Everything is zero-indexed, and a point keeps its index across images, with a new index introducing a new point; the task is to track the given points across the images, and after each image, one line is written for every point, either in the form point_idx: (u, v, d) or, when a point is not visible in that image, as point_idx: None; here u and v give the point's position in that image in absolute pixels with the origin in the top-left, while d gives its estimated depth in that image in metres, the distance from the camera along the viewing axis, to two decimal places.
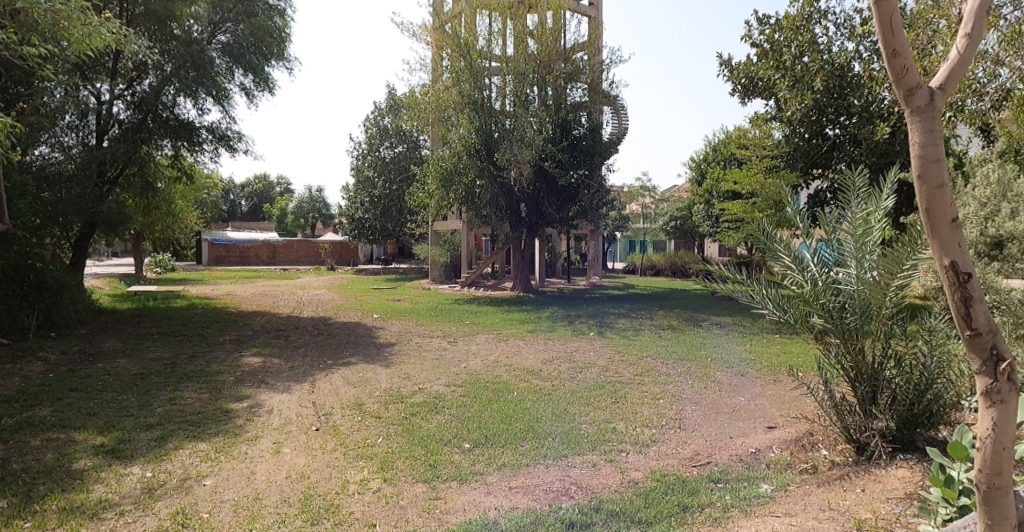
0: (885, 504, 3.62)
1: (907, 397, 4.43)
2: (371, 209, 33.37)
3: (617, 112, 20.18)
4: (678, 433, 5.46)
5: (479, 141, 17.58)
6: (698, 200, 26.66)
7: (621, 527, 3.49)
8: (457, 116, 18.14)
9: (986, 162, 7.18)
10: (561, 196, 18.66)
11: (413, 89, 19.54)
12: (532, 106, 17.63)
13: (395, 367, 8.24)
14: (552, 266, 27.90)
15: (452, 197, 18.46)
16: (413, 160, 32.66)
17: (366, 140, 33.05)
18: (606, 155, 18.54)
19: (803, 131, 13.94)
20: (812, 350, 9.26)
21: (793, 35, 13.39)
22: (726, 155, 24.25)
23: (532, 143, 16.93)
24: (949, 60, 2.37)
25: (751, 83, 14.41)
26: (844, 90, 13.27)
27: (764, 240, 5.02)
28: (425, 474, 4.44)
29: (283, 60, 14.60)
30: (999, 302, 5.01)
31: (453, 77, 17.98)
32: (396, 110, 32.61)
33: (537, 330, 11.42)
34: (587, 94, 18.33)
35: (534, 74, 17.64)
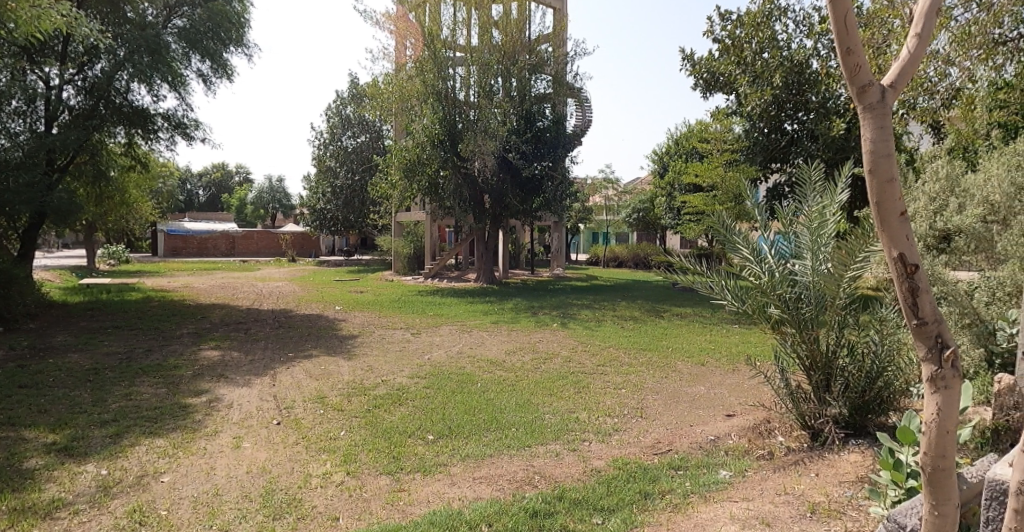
0: (838, 488, 3.73)
1: (858, 384, 4.57)
2: (332, 199, 32.76)
3: (580, 105, 20.30)
4: (639, 422, 5.55)
5: (441, 131, 17.37)
6: (659, 192, 27.03)
7: (584, 514, 3.52)
8: (420, 106, 18.00)
9: (935, 157, 7.43)
10: (526, 187, 18.65)
11: (376, 78, 19.31)
12: (495, 97, 17.59)
13: (357, 359, 8.17)
14: (517, 257, 27.88)
15: (415, 188, 18.34)
16: (375, 150, 32.57)
17: (328, 129, 32.86)
18: (570, 147, 18.50)
19: (762, 125, 14.28)
20: (769, 340, 9.51)
21: (753, 31, 13.49)
22: (687, 148, 24.71)
23: (495, 134, 17.03)
24: (900, 58, 2.42)
25: (712, 78, 14.82)
26: (802, 86, 13.52)
27: (724, 233, 5.09)
28: (387, 466, 4.41)
29: (242, 46, 14.24)
30: (947, 293, 5.33)
31: (417, 66, 17.85)
32: (358, 100, 32.38)
33: (500, 321, 11.44)
34: (551, 86, 18.22)
35: (498, 64, 17.59)
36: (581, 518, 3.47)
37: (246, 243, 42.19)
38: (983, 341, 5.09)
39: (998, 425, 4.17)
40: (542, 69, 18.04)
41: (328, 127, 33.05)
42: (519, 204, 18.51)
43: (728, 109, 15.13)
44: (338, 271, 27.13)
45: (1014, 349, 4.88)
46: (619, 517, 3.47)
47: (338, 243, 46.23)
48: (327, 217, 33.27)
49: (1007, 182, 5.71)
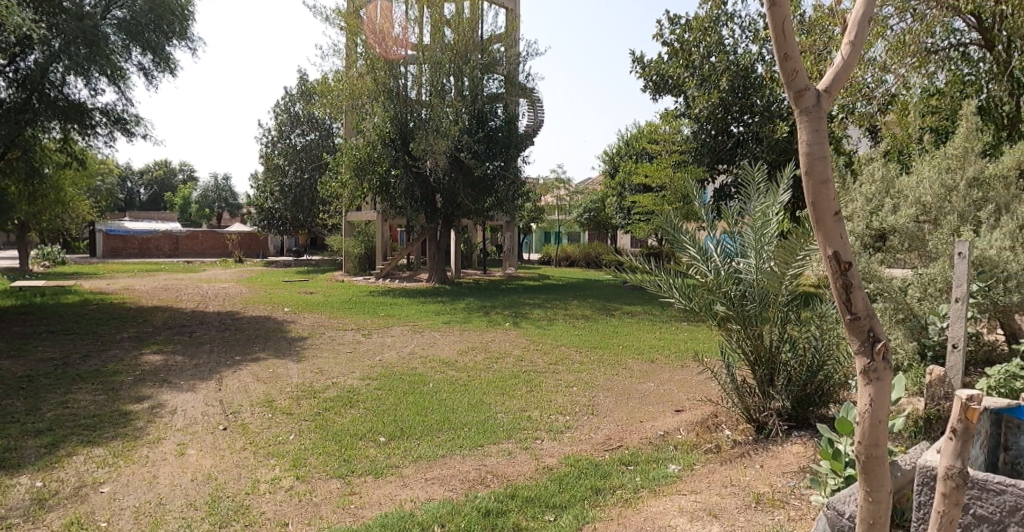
0: (781, 478, 3.85)
1: (800, 378, 4.73)
2: (281, 198, 32.05)
3: (532, 105, 20.42)
4: (590, 419, 5.61)
5: (393, 130, 17.43)
6: (610, 192, 27.47)
7: (536, 512, 3.55)
8: (372, 105, 17.77)
9: (871, 161, 7.67)
10: (478, 187, 18.32)
11: (326, 75, 19.02)
12: (447, 96, 17.58)
13: (307, 362, 8.00)
14: (469, 258, 27.79)
15: (367, 188, 18.08)
16: (325, 148, 32.10)
17: (276, 126, 32.12)
18: (521, 147, 18.38)
19: (710, 127, 14.88)
20: (715, 337, 9.76)
21: (701, 35, 14.50)
22: (636, 149, 25.20)
23: (447, 134, 16.81)
24: (835, 64, 2.47)
25: (662, 80, 15.23)
26: (747, 90, 14.23)
27: (672, 233, 5.16)
28: (338, 469, 4.34)
29: (186, 40, 13.77)
30: (881, 290, 5.67)
31: (367, 63, 17.80)
32: (307, 97, 31.92)
33: (453, 321, 11.41)
34: (503, 86, 18.26)
35: (450, 64, 17.61)
36: (533, 516, 3.49)
37: (190, 244, 40.79)
38: (914, 335, 5.49)
39: (930, 414, 4.40)
40: (494, 69, 18.07)
41: (276, 124, 32.33)
42: (471, 203, 18.35)
43: (676, 111, 15.38)
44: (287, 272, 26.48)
45: (944, 342, 5.30)
46: (571, 513, 3.51)
47: (287, 243, 45.08)
48: (275, 217, 32.42)
49: (937, 184, 6.04)
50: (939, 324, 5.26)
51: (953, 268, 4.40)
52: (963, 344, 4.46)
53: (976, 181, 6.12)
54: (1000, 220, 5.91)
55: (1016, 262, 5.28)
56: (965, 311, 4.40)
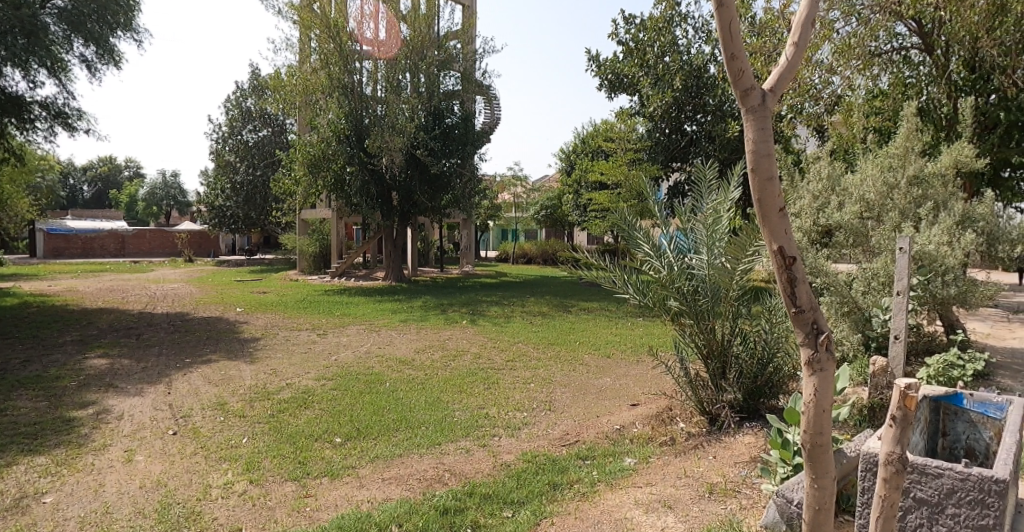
0: (733, 468, 3.95)
1: (752, 371, 4.86)
2: (233, 195, 31.30)
3: (489, 102, 20.56)
4: (548, 415, 5.66)
5: (348, 127, 17.12)
6: (566, 190, 27.73)
7: (495, 508, 3.56)
8: (326, 101, 17.45)
9: (818, 159, 7.93)
10: (434, 184, 18.27)
11: (279, 69, 18.26)
12: (404, 92, 17.29)
13: (261, 363, 7.83)
14: (426, 256, 27.56)
15: (321, 184, 17.75)
16: (278, 144, 31.53)
17: (227, 122, 31.34)
18: (478, 144, 18.57)
19: (664, 126, 15.53)
20: (670, 332, 9.95)
21: (655, 35, 15.08)
22: (592, 147, 25.46)
23: (403, 130, 16.52)
24: (779, 65, 2.52)
25: (617, 79, 15.93)
26: (701, 90, 15.05)
27: (628, 230, 5.23)
28: (293, 472, 4.26)
29: (132, 31, 13.29)
30: (829, 285, 5.81)
31: (321, 59, 17.32)
32: (259, 92, 31.30)
33: (410, 319, 11.33)
34: (460, 83, 18.39)
35: (406, 60, 17.36)
36: (491, 513, 3.50)
37: (138, 243, 39.42)
38: (860, 327, 5.73)
39: (874, 403, 4.58)
40: (450, 66, 18.22)
41: (227, 120, 31.52)
42: (428, 201, 18.35)
43: (631, 111, 15.66)
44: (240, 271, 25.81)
45: (887, 333, 5.53)
46: (529, 509, 3.53)
47: (239, 241, 43.94)
48: (227, 215, 31.57)
49: (881, 182, 6.33)
50: (882, 317, 5.49)
51: (896, 263, 4.58)
52: (906, 335, 4.64)
53: (916, 180, 6.42)
54: (939, 216, 6.17)
55: (952, 257, 5.55)
56: (908, 304, 4.59)
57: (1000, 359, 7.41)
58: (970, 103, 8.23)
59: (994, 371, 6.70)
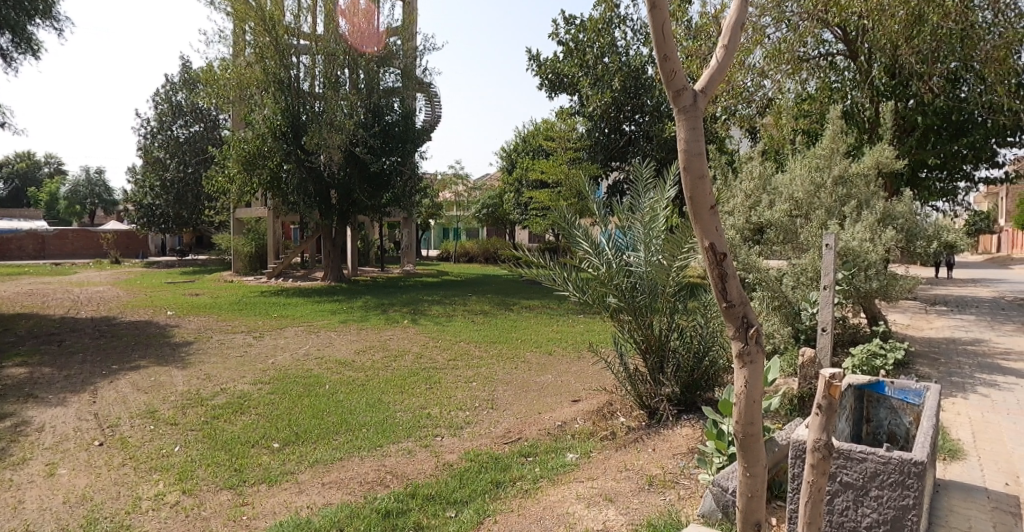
0: (672, 460, 4.05)
1: (688, 365, 4.99)
2: (162, 193, 29.99)
3: (430, 100, 20.26)
4: (490, 414, 5.66)
5: (285, 123, 16.70)
6: (508, 188, 27.90)
7: (438, 509, 3.54)
8: (261, 96, 16.94)
9: (750, 158, 8.19)
10: (374, 182, 18.20)
11: (210, 62, 17.42)
12: (342, 89, 17.14)
13: (193, 368, 7.53)
14: (367, 255, 27.16)
15: (256, 182, 17.34)
16: (211, 141, 30.29)
17: (156, 117, 29.97)
18: (419, 142, 18.54)
19: (603, 126, 16.02)
20: (609, 328, 10.14)
21: (595, 36, 15.46)
22: (534, 146, 25.83)
23: (342, 127, 16.24)
24: (710, 67, 2.50)
25: (558, 79, 16.43)
26: (639, 90, 15.53)
27: (568, 228, 5.25)
28: (229, 479, 4.13)
29: (51, 18, 12.54)
30: (760, 279, 6.12)
31: (256, 52, 16.68)
32: (191, 86, 30.13)
33: (350, 320, 11.14)
34: (400, 80, 18.09)
35: (345, 55, 17.11)
36: (434, 514, 3.48)
37: (59, 244, 37.33)
38: (790, 320, 6.00)
39: (803, 393, 4.78)
40: (391, 62, 17.86)
41: (156, 115, 30.10)
42: (368, 199, 18.09)
43: (571, 110, 16.54)
44: (171, 273, 24.72)
45: (815, 326, 5.78)
46: (472, 508, 3.52)
47: (169, 241, 42.09)
48: (156, 214, 30.24)
49: (809, 181, 6.61)
50: (811, 310, 5.71)
51: (822, 259, 4.78)
52: (832, 327, 4.85)
53: (841, 179, 6.71)
54: (862, 214, 6.51)
55: (874, 253, 5.85)
56: (833, 297, 4.82)
57: (917, 348, 7.90)
58: (891, 107, 8.65)
59: (911, 359, 7.13)
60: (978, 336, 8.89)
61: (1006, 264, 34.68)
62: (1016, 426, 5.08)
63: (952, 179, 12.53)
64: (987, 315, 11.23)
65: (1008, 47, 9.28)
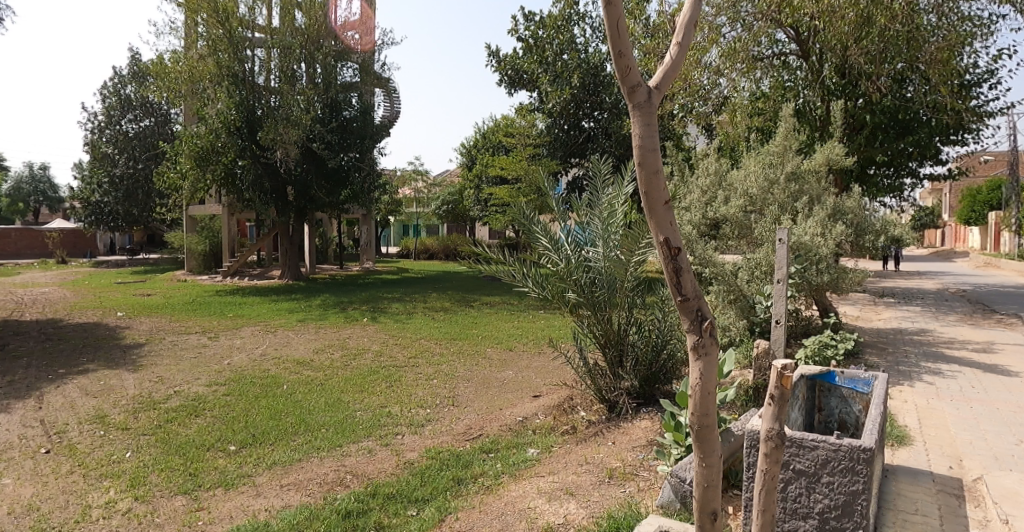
0: (631, 452, 4.11)
1: (647, 358, 5.06)
2: (111, 190, 29.03)
3: (389, 95, 20.01)
4: (451, 411, 5.66)
5: (239, 118, 16.31)
6: (468, 185, 27.84)
7: (399, 508, 3.51)
8: (214, 90, 16.51)
9: (706, 155, 8.37)
10: (332, 179, 17.83)
11: (161, 54, 16.90)
12: (298, 83, 16.86)
13: (145, 371, 7.32)
14: (325, 252, 26.80)
15: (209, 179, 16.64)
16: (162, 136, 29.56)
17: (103, 111, 29.05)
18: (377, 138, 18.23)
19: (563, 123, 16.21)
20: (569, 323, 10.24)
21: (554, 32, 15.56)
22: (494, 142, 25.85)
23: (298, 122, 15.98)
24: (664, 64, 2.34)
25: (517, 75, 16.36)
26: (598, 87, 15.78)
27: (527, 225, 5.27)
28: (184, 485, 4.03)
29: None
30: (716, 274, 6.26)
31: (209, 45, 16.41)
32: (140, 79, 29.29)
33: (308, 318, 10.97)
34: (358, 75, 17.80)
35: (301, 49, 16.91)
36: (396, 513, 3.46)
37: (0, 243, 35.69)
38: (745, 314, 6.14)
39: (758, 384, 4.91)
40: (348, 56, 17.63)
41: (103, 108, 29.18)
42: (326, 196, 17.79)
43: (530, 107, 16.37)
44: (122, 273, 23.89)
45: (769, 319, 5.95)
46: (433, 506, 3.51)
47: (118, 239, 40.67)
48: (105, 211, 29.20)
49: (762, 177, 6.81)
50: (765, 304, 5.88)
51: (775, 253, 4.89)
52: (785, 319, 5.00)
53: (794, 175, 6.91)
54: (813, 209, 6.73)
55: (825, 246, 6.05)
56: (786, 290, 4.94)
57: (866, 338, 8.20)
58: (840, 105, 8.89)
59: (861, 349, 7.39)
60: (922, 326, 9.29)
61: (947, 256, 36.35)
62: (958, 412, 5.31)
63: (899, 176, 12.94)
64: (931, 305, 11.74)
65: (950, 49, 9.63)
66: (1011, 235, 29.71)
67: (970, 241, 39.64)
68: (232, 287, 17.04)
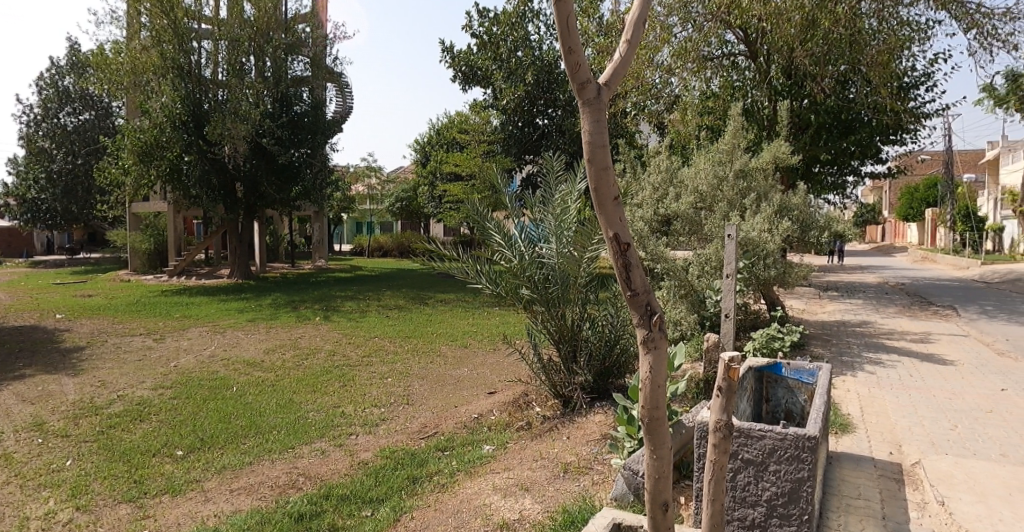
0: (585, 446, 4.16)
1: (600, 353, 5.14)
2: (48, 187, 27.76)
3: (340, 90, 19.73)
4: (406, 409, 5.63)
5: (185, 112, 15.70)
6: (422, 181, 27.61)
7: (354, 510, 3.47)
8: (157, 82, 15.90)
9: (656, 153, 8.54)
10: (282, 174, 17.41)
11: (101, 44, 16.24)
12: (247, 77, 16.44)
13: (85, 375, 7.03)
14: (275, 251, 26.23)
15: (154, 174, 16.36)
16: (103, 130, 28.38)
17: (39, 103, 27.84)
18: (329, 134, 18.00)
19: (516, 120, 16.32)
20: (523, 320, 10.30)
21: (508, 29, 15.60)
22: (448, 139, 25.62)
23: (247, 117, 15.59)
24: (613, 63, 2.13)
25: (471, 71, 16.46)
26: (551, 85, 15.93)
27: (480, 222, 5.30)
28: (129, 492, 3.90)
29: None
30: (668, 269, 6.38)
31: (152, 36, 15.85)
32: (79, 70, 28.13)
33: (259, 318, 10.73)
34: (309, 68, 17.57)
35: (250, 42, 16.49)
36: (350, 514, 3.43)
37: None
38: (695, 308, 6.33)
39: (709, 377, 5.04)
40: (299, 50, 17.27)
41: (40, 101, 27.98)
42: (276, 192, 17.42)
43: (485, 103, 16.53)
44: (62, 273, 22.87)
45: (718, 312, 6.26)
46: (388, 506, 3.48)
47: (56, 238, 38.81)
48: (41, 209, 27.93)
49: (711, 175, 7.01)
50: (714, 298, 6.16)
51: (725, 248, 5.02)
52: (734, 313, 5.13)
53: (742, 173, 7.13)
54: (761, 206, 6.92)
55: (772, 243, 6.21)
56: (735, 284, 5.06)
57: (812, 330, 8.51)
58: (786, 105, 9.10)
59: (806, 341, 7.66)
60: (863, 318, 9.69)
61: (887, 251, 38.03)
62: (897, 400, 5.56)
63: (842, 174, 13.40)
64: (872, 298, 12.25)
65: (890, 52, 10.00)
66: (945, 230, 31.28)
67: (909, 236, 41.56)
68: (181, 287, 16.48)
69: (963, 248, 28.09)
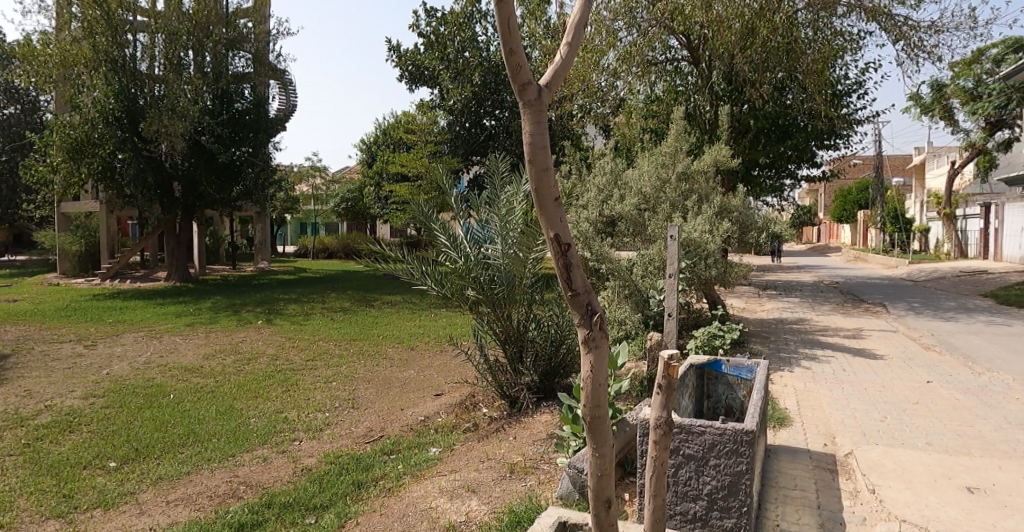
0: (532, 446, 4.22)
1: (545, 353, 5.21)
2: None
3: (284, 87, 19.25)
4: (351, 413, 5.57)
5: (119, 107, 15.17)
6: (370, 181, 27.19)
7: (297, 518, 3.42)
8: (90, 76, 15.22)
9: (601, 155, 8.70)
10: (223, 174, 17.00)
11: (28, 34, 15.38)
12: (185, 72, 15.91)
13: (8, 385, 6.67)
14: (217, 252, 25.45)
15: (85, 172, 15.57)
16: (30, 125, 27.00)
17: None
18: (273, 132, 17.63)
19: (464, 120, 16.31)
20: (470, 321, 10.32)
21: (456, 29, 15.58)
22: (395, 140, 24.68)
23: (185, 114, 15.05)
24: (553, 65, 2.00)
25: (418, 71, 16.36)
26: (498, 86, 15.98)
27: (425, 222, 5.30)
28: (57, 507, 3.72)
29: None
30: (613, 270, 6.54)
31: (83, 26, 14.95)
32: (4, 61, 26.65)
33: (198, 323, 10.39)
34: (252, 65, 17.23)
35: (189, 36, 15.92)
36: (293, 521, 3.38)
37: None
38: (639, 307, 6.48)
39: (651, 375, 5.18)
40: (240, 45, 16.86)
41: None
42: (216, 192, 17.00)
43: (431, 103, 16.41)
44: None
45: (661, 311, 6.40)
46: (332, 512, 3.45)
47: None
48: None
49: (655, 176, 7.17)
50: (658, 297, 6.33)
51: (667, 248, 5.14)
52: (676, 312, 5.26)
53: (683, 175, 7.34)
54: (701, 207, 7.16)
55: (712, 243, 6.41)
56: (677, 284, 5.20)
57: (752, 328, 8.81)
58: (726, 110, 9.41)
59: (746, 338, 7.94)
60: (799, 316, 10.09)
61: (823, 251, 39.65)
62: (830, 393, 5.84)
63: (779, 177, 13.78)
64: (808, 297, 12.78)
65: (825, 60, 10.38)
66: (875, 231, 32.88)
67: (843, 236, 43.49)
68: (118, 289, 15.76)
69: (892, 248, 29.62)
